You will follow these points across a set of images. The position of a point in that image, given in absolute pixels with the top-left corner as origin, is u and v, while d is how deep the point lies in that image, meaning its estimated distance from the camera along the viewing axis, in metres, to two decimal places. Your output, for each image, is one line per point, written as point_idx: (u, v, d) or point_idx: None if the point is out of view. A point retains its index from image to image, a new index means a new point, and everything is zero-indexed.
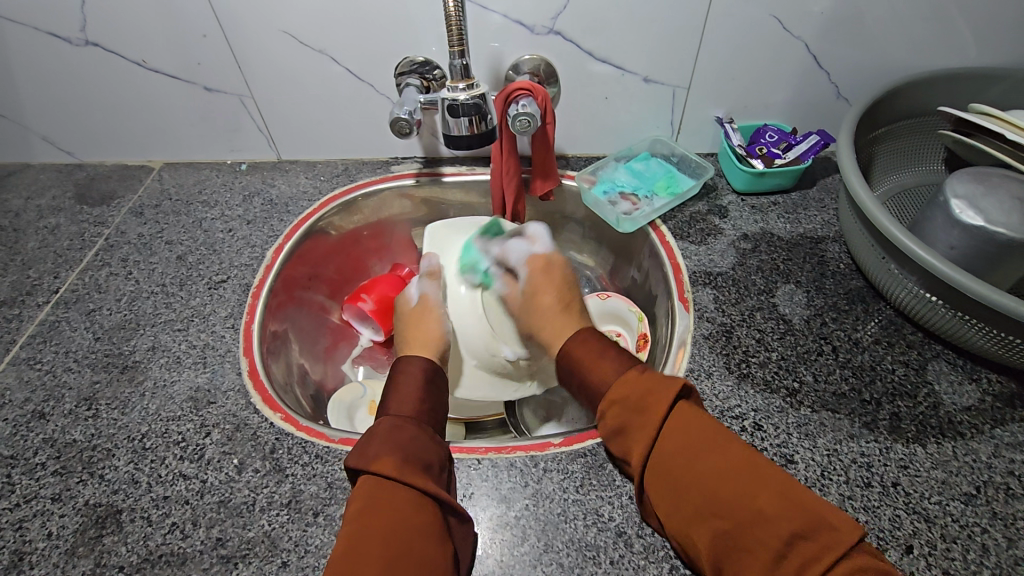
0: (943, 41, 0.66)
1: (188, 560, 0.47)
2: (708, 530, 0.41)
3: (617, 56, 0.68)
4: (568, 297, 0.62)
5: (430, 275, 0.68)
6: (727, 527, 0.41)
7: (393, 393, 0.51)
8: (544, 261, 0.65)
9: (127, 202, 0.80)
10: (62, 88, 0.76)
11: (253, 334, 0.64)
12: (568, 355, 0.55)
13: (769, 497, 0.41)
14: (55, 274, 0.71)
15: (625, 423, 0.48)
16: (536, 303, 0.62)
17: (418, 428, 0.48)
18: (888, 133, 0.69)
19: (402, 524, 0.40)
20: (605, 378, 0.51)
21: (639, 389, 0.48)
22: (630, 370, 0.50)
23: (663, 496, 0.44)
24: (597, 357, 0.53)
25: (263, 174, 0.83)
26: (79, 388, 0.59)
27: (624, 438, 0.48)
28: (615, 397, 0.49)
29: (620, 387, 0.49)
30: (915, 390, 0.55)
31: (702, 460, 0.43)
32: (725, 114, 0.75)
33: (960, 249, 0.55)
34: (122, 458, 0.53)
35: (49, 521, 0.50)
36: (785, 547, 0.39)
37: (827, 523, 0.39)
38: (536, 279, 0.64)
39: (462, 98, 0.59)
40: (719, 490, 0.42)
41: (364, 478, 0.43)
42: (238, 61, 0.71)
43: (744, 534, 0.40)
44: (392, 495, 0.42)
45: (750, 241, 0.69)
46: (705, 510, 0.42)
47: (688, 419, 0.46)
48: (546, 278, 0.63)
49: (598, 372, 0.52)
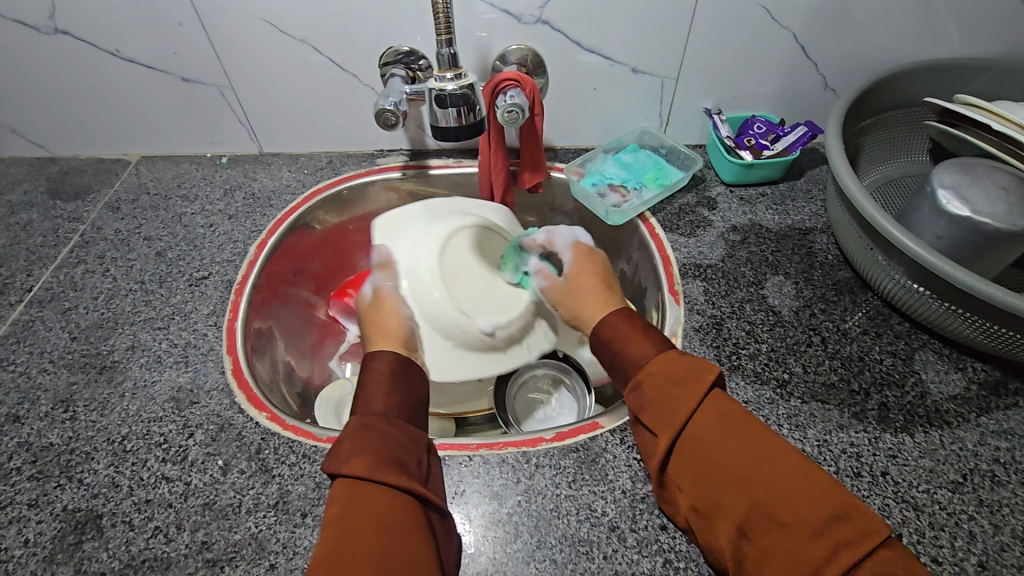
0: (929, 32, 0.66)
1: (172, 565, 0.46)
2: (742, 503, 0.39)
3: (605, 46, 0.68)
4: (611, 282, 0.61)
5: (383, 266, 0.66)
6: (761, 501, 0.39)
7: (365, 391, 0.49)
8: (587, 248, 0.64)
9: (102, 196, 0.78)
10: (33, 77, 0.73)
11: (236, 332, 0.62)
12: (608, 328, 0.53)
13: (808, 481, 0.39)
14: (28, 273, 0.68)
15: (659, 398, 0.45)
16: (577, 286, 0.60)
17: (390, 426, 0.46)
18: (875, 125, 0.69)
19: (381, 524, 0.39)
20: (643, 350, 0.49)
21: (677, 364, 0.46)
22: (669, 350, 0.49)
23: (692, 470, 0.42)
24: (637, 332, 0.51)
25: (244, 168, 0.80)
26: (56, 390, 0.57)
27: (657, 408, 0.45)
28: (654, 368, 0.47)
29: (659, 360, 0.48)
30: (903, 379, 0.55)
31: (739, 437, 0.42)
32: (713, 106, 0.74)
33: (947, 240, 0.55)
34: (101, 461, 0.52)
35: (26, 528, 0.48)
36: (822, 526, 0.37)
37: (859, 509, 0.37)
38: (580, 262, 0.62)
39: (449, 88, 0.57)
40: (755, 466, 0.40)
41: (339, 483, 0.42)
42: (217, 52, 0.69)
43: (777, 508, 0.38)
44: (368, 495, 0.41)
45: (739, 233, 0.69)
46: (738, 483, 0.40)
47: (722, 400, 0.44)
48: (586, 261, 0.62)
49: (636, 344, 0.50)
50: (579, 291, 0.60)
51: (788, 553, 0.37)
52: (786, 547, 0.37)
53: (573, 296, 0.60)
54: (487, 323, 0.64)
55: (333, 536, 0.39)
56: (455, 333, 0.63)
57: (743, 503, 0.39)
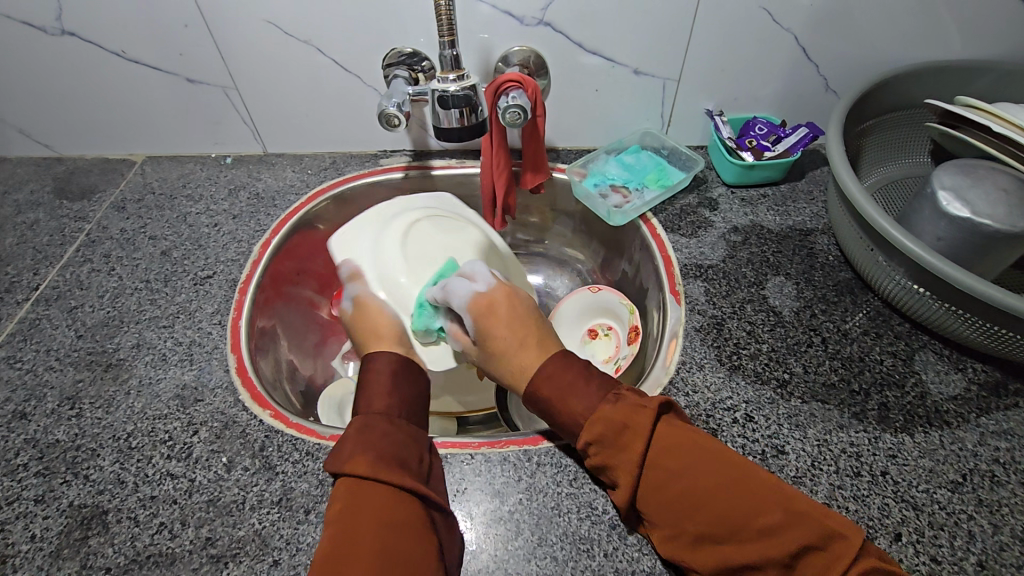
0: (930, 34, 0.67)
1: (177, 560, 0.46)
2: (712, 554, 0.40)
3: (607, 48, 0.68)
4: (522, 333, 0.53)
5: (352, 277, 0.65)
6: (728, 553, 0.39)
7: (365, 391, 0.50)
8: (492, 294, 0.56)
9: (108, 196, 0.78)
10: (40, 78, 0.74)
11: (241, 330, 0.63)
12: (535, 397, 0.49)
13: (769, 517, 0.39)
14: (35, 271, 0.69)
15: (608, 461, 0.45)
16: (491, 346, 0.54)
17: (393, 426, 0.47)
18: (876, 127, 0.69)
19: (382, 521, 0.40)
20: (575, 417, 0.47)
21: (608, 422, 0.44)
22: (603, 402, 0.46)
23: (659, 521, 0.43)
24: (563, 395, 0.48)
25: (249, 168, 0.81)
26: (62, 388, 0.58)
27: (611, 469, 0.45)
28: (588, 438, 0.45)
29: (592, 425, 0.45)
30: (903, 379, 0.56)
31: (692, 483, 0.41)
32: (715, 107, 0.75)
33: (947, 241, 0.56)
34: (107, 457, 0.52)
35: (32, 523, 0.48)
36: (791, 565, 0.38)
37: (832, 533, 0.38)
38: (482, 323, 0.55)
39: (452, 89, 0.58)
40: (715, 518, 0.40)
41: (342, 482, 0.43)
42: (223, 54, 0.69)
43: (743, 557, 0.39)
44: (369, 493, 0.41)
45: (740, 234, 0.69)
46: (704, 536, 0.41)
47: (668, 444, 0.43)
48: (493, 316, 0.55)
49: (567, 410, 0.47)
50: (497, 353, 0.53)
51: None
52: None
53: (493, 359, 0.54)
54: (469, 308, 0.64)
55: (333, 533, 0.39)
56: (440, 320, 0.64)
57: (712, 556, 0.40)
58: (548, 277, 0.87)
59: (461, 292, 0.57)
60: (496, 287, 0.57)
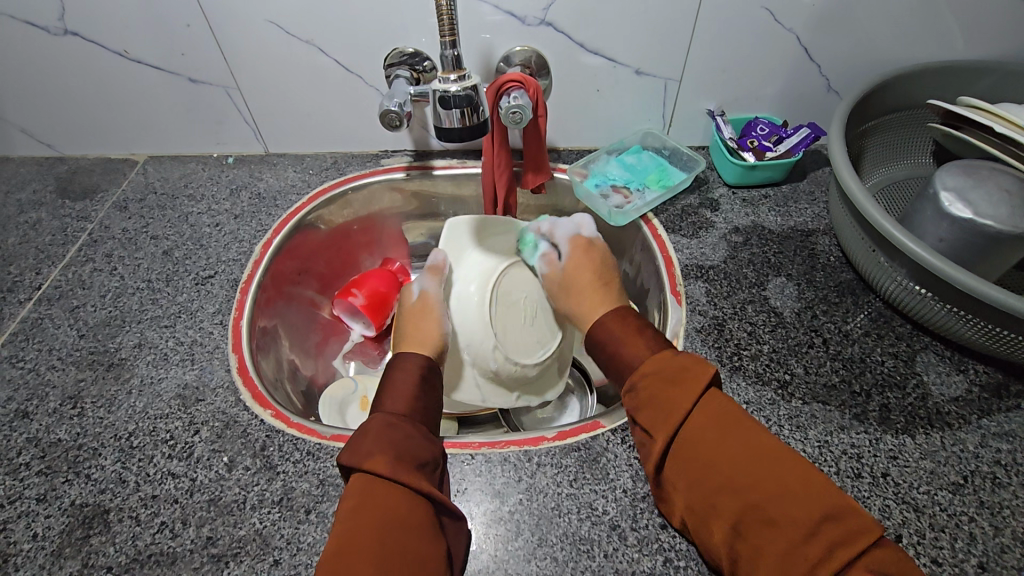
0: (932, 33, 0.66)
1: (178, 559, 0.46)
2: (736, 503, 0.40)
3: (608, 48, 0.68)
4: (606, 278, 0.62)
5: (431, 271, 0.67)
6: (755, 502, 0.40)
7: (386, 391, 0.50)
8: (590, 240, 0.66)
9: (110, 196, 0.79)
10: (43, 77, 0.74)
11: (242, 330, 0.63)
12: (604, 330, 0.54)
13: (801, 479, 0.40)
14: (37, 270, 0.69)
15: (656, 397, 0.46)
16: (577, 282, 0.62)
17: (413, 427, 0.47)
18: (877, 127, 0.69)
19: (393, 523, 0.40)
20: (638, 351, 0.51)
21: (673, 363, 0.47)
22: (665, 348, 0.50)
23: (687, 469, 0.43)
24: (632, 333, 0.52)
25: (250, 168, 0.81)
26: (64, 387, 0.58)
27: (653, 408, 0.46)
28: (649, 370, 0.48)
29: (656, 361, 0.48)
30: (904, 381, 0.55)
31: (735, 432, 0.43)
32: (716, 107, 0.75)
33: (948, 241, 0.55)
34: (109, 457, 0.52)
35: (34, 522, 0.49)
36: (816, 526, 0.37)
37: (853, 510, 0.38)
38: (579, 254, 0.64)
39: (453, 89, 0.57)
40: (754, 466, 0.41)
41: (356, 478, 0.42)
42: (224, 54, 0.70)
43: (772, 507, 0.39)
44: (384, 494, 0.41)
45: (741, 234, 0.69)
46: (734, 485, 0.41)
47: (719, 398, 0.45)
48: (586, 256, 0.63)
49: (631, 346, 0.51)
50: (577, 289, 0.61)
51: (779, 552, 0.38)
52: (776, 546, 0.38)
53: (573, 294, 0.62)
54: (498, 363, 0.65)
55: (344, 530, 0.40)
56: (473, 350, 0.65)
57: (736, 504, 0.40)
58: None
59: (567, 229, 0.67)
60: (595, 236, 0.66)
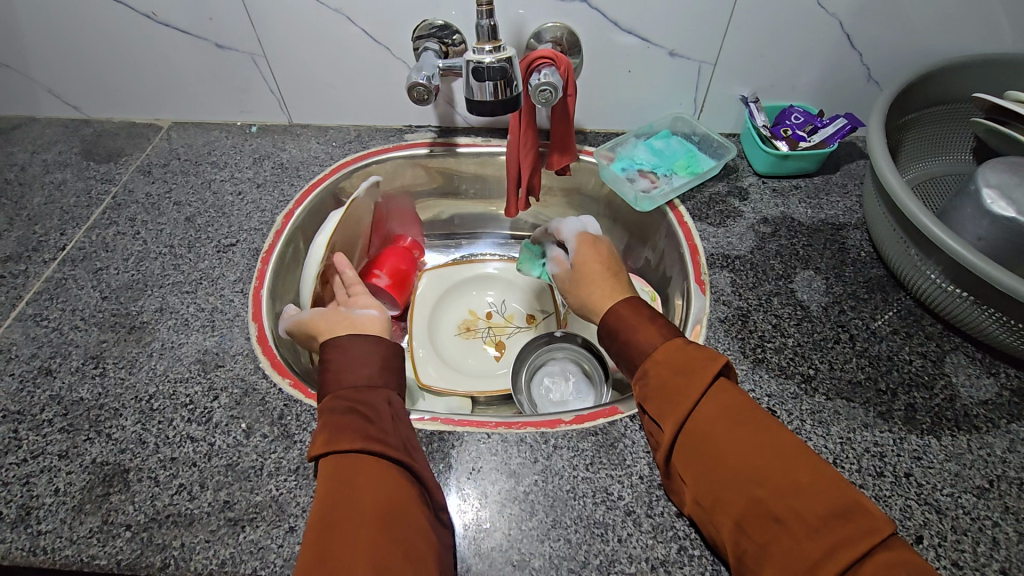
0: (982, 24, 0.64)
1: (195, 521, 0.47)
2: (742, 496, 0.40)
3: (643, 27, 0.66)
4: (615, 267, 0.62)
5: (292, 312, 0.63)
6: (760, 496, 0.39)
7: (360, 365, 0.49)
8: (593, 236, 0.66)
9: (135, 160, 0.79)
10: (71, 36, 0.73)
11: (262, 300, 0.63)
12: (617, 318, 0.54)
13: (808, 476, 0.39)
14: (62, 231, 0.69)
15: (664, 386, 0.46)
16: (586, 272, 0.62)
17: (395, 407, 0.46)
18: (918, 121, 0.67)
19: (390, 500, 0.39)
20: (651, 339, 0.50)
21: (682, 355, 0.47)
22: (675, 338, 0.49)
23: (693, 462, 0.43)
24: (645, 321, 0.52)
25: (274, 137, 0.81)
26: (87, 347, 0.58)
27: (661, 397, 0.46)
28: (657, 358, 0.48)
29: (665, 352, 0.48)
30: (932, 381, 0.54)
31: (743, 429, 0.42)
32: (750, 93, 0.73)
33: (987, 241, 0.54)
34: (129, 418, 0.53)
35: (56, 477, 0.49)
36: (823, 524, 0.37)
37: (866, 510, 0.37)
38: (585, 251, 0.64)
39: (487, 61, 0.56)
40: (756, 461, 0.40)
41: (342, 464, 0.41)
42: (253, 21, 0.69)
43: (776, 502, 0.38)
44: (378, 480, 0.40)
45: (770, 225, 0.67)
46: (745, 478, 0.40)
47: (728, 392, 0.45)
48: (595, 250, 0.64)
49: (644, 333, 0.51)
50: (586, 277, 0.62)
51: (785, 548, 0.37)
52: (782, 541, 0.38)
53: (582, 282, 0.62)
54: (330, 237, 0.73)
55: (332, 509, 0.39)
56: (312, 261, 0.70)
57: (742, 499, 0.40)
58: (506, 244, 0.89)
59: (574, 228, 0.67)
60: (603, 234, 0.67)
